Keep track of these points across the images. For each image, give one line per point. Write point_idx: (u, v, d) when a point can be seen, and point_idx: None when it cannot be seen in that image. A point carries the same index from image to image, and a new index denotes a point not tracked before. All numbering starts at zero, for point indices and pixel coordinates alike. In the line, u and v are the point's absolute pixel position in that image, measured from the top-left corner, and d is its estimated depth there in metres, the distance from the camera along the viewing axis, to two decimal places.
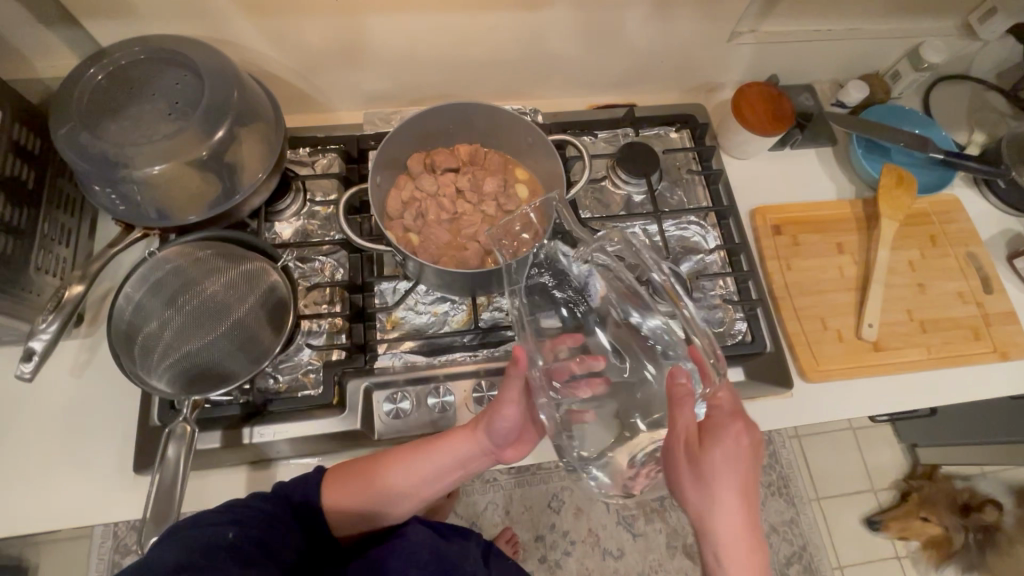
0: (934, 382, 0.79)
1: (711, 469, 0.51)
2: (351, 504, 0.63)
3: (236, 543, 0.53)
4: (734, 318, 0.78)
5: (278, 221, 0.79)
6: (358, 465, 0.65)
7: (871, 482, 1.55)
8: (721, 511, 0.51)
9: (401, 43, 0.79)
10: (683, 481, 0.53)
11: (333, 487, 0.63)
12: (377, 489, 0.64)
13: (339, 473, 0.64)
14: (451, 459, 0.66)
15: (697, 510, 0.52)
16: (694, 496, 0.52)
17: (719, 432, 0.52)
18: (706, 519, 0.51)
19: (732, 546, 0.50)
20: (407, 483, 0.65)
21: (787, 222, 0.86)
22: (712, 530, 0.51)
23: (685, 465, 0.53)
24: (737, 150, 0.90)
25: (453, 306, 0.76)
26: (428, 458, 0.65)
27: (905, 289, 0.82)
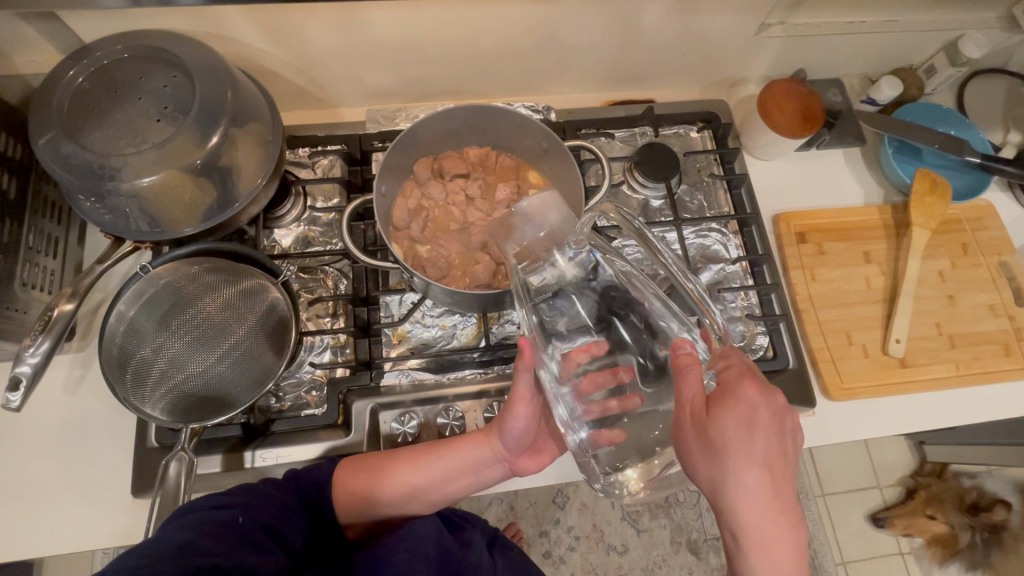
0: (961, 401, 0.76)
1: (721, 436, 0.43)
2: (358, 494, 0.61)
3: (245, 526, 0.50)
4: (757, 333, 0.75)
5: (277, 228, 0.75)
6: (370, 461, 0.63)
7: (877, 478, 1.54)
8: (738, 483, 0.42)
9: (406, 35, 0.73)
10: (692, 454, 0.45)
11: (343, 479, 0.61)
12: (386, 486, 0.61)
13: (349, 467, 0.62)
14: (463, 460, 0.64)
15: (711, 486, 0.44)
16: (706, 469, 0.44)
17: (728, 396, 0.44)
18: (722, 494, 0.43)
19: (756, 524, 0.41)
20: (416, 480, 0.62)
21: (812, 229, 0.82)
22: (730, 507, 0.42)
23: (692, 435, 0.45)
24: (760, 151, 0.85)
25: (462, 319, 0.73)
26: (439, 456, 0.63)
27: (934, 301, 0.79)
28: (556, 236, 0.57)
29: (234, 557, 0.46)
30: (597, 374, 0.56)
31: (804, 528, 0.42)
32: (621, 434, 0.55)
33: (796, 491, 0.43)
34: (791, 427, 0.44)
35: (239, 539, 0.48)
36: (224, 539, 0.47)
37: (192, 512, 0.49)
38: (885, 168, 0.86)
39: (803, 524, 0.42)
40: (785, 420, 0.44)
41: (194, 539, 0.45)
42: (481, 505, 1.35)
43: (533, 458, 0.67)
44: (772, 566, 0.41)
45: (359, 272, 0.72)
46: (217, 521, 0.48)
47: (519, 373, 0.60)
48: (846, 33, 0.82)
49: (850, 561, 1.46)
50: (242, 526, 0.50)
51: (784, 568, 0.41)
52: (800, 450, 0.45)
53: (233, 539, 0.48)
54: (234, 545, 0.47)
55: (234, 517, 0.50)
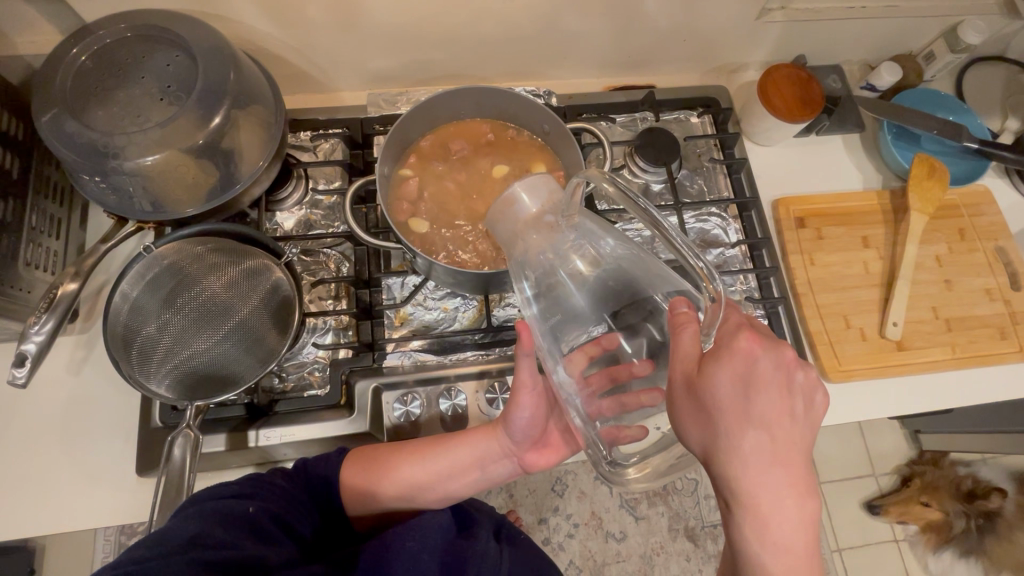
0: (956, 382, 0.77)
1: (713, 396, 0.43)
2: (365, 473, 0.62)
3: (255, 517, 0.50)
4: (756, 316, 0.76)
5: (279, 211, 0.75)
6: (375, 452, 0.64)
7: (873, 466, 1.56)
8: (732, 444, 0.43)
9: (409, 19, 0.73)
10: (685, 419, 0.46)
11: (349, 469, 0.62)
12: (392, 472, 0.62)
13: (356, 457, 0.63)
14: (481, 448, 0.66)
15: (703, 448, 0.45)
16: (699, 431, 0.45)
17: (721, 353, 0.44)
18: (715, 455, 0.44)
19: (751, 485, 0.42)
20: (418, 461, 0.63)
21: (811, 214, 0.82)
22: (724, 469, 0.43)
23: (685, 397, 0.45)
24: (760, 136, 0.85)
25: (463, 302, 0.74)
26: (445, 445, 0.64)
27: (931, 285, 0.79)
28: (550, 214, 0.52)
29: (245, 547, 0.46)
30: (610, 367, 0.52)
31: (804, 486, 0.42)
32: (639, 430, 0.52)
33: (798, 448, 0.43)
34: (797, 381, 0.43)
35: (249, 531, 0.49)
36: (235, 531, 0.47)
37: (202, 502, 0.49)
38: (883, 155, 0.86)
39: (806, 483, 0.42)
40: (791, 375, 0.43)
41: (206, 529, 0.45)
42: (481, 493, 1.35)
43: (543, 453, 0.69)
44: (767, 524, 0.42)
45: (361, 255, 0.73)
46: (225, 510, 0.49)
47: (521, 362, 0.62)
48: (846, 18, 0.83)
49: (846, 549, 1.48)
50: (253, 517, 0.50)
51: (779, 526, 0.41)
52: (810, 406, 0.44)
53: (244, 531, 0.48)
54: (244, 538, 0.47)
55: (245, 509, 0.50)
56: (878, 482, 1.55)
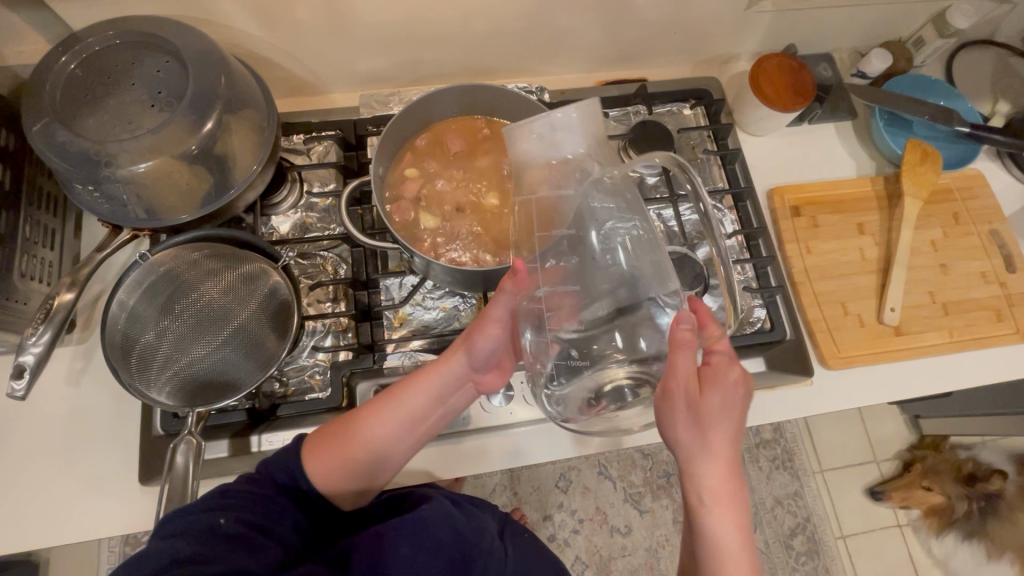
0: (953, 365, 0.77)
1: (709, 414, 0.44)
2: (330, 455, 0.57)
3: (230, 529, 0.47)
4: (753, 305, 0.76)
5: (274, 215, 0.75)
6: (335, 427, 0.59)
7: (873, 452, 1.57)
8: (715, 457, 0.44)
9: (399, 18, 0.73)
10: (676, 428, 0.46)
11: (313, 455, 0.56)
12: (357, 439, 0.58)
13: (317, 439, 0.58)
14: (437, 384, 0.62)
15: (687, 457, 0.45)
16: (688, 440, 0.45)
17: (720, 377, 0.45)
18: (698, 465, 0.45)
19: (725, 496, 0.44)
20: (384, 423, 0.59)
21: (806, 202, 0.82)
22: (703, 477, 0.44)
23: (680, 408, 0.45)
24: (753, 126, 0.85)
25: (462, 300, 0.74)
26: (404, 395, 0.61)
27: (927, 269, 0.80)
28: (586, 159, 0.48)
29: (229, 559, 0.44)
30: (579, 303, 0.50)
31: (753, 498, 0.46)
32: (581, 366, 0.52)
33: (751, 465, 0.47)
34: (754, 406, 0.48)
35: (230, 542, 0.46)
36: (213, 547, 0.45)
37: (174, 523, 0.46)
38: (875, 141, 0.87)
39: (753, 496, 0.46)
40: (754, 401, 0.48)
41: (187, 551, 0.43)
42: (486, 491, 1.35)
43: (497, 373, 0.66)
44: (733, 532, 0.44)
45: (358, 256, 0.72)
46: (196, 529, 0.46)
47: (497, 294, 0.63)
48: (835, 6, 0.83)
49: (849, 535, 1.50)
50: (227, 528, 0.47)
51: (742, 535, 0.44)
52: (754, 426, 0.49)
53: (225, 544, 0.46)
54: (225, 552, 0.45)
55: (217, 521, 0.47)
56: (879, 468, 1.56)
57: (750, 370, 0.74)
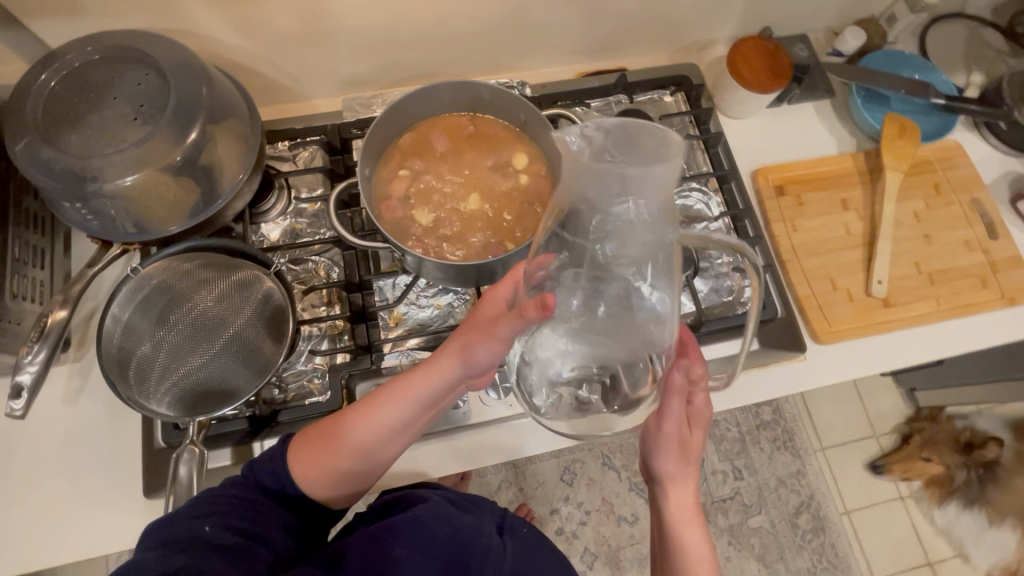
0: (942, 333, 0.79)
1: (692, 446, 0.56)
2: (318, 461, 0.56)
3: (219, 535, 0.48)
4: (743, 285, 0.77)
5: (264, 223, 0.75)
6: (322, 432, 0.57)
7: (872, 427, 1.59)
8: (690, 477, 0.57)
9: (378, 20, 0.74)
10: (667, 458, 0.55)
11: (300, 461, 0.56)
12: (344, 449, 0.56)
13: (305, 443, 0.57)
14: (427, 391, 0.59)
15: (671, 480, 0.56)
16: (675, 467, 0.56)
17: (699, 418, 0.56)
18: (678, 485, 0.56)
19: (692, 507, 0.57)
20: (371, 431, 0.57)
21: (789, 181, 0.83)
22: (681, 495, 0.56)
23: (672, 442, 0.55)
24: (734, 110, 0.86)
25: (456, 297, 0.74)
26: (393, 402, 0.58)
27: (912, 241, 0.81)
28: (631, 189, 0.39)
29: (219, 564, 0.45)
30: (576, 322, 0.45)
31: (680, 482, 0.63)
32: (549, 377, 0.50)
33: None
34: None
35: (218, 548, 0.47)
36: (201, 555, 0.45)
37: (160, 532, 0.47)
38: (855, 117, 0.88)
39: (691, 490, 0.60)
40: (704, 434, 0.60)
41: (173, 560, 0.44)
42: (491, 489, 1.36)
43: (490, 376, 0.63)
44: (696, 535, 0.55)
45: (350, 259, 0.73)
46: (179, 537, 0.46)
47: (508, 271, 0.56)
48: None
49: (853, 510, 1.52)
50: (215, 534, 0.48)
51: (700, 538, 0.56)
52: None
53: (213, 550, 0.46)
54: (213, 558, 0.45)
55: (200, 529, 0.48)
56: (879, 443, 1.58)
57: (744, 349, 0.76)
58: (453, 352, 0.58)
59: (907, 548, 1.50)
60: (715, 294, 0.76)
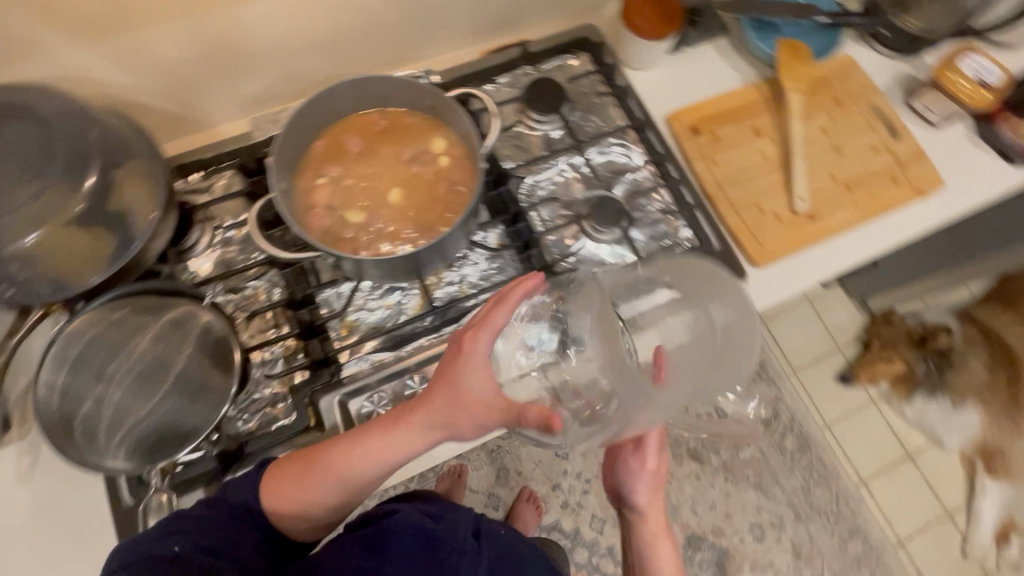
0: (867, 235, 0.83)
1: (655, 473, 0.74)
2: (289, 500, 0.57)
3: (183, 556, 0.50)
4: (678, 227, 0.80)
5: (192, 259, 0.73)
6: (298, 468, 0.58)
7: (834, 341, 1.68)
8: (658, 534, 0.74)
9: (265, 33, 0.72)
10: (636, 484, 0.74)
11: (274, 493, 0.57)
12: (319, 492, 0.58)
13: (281, 473, 0.58)
14: (406, 447, 0.58)
15: (642, 507, 0.74)
16: (642, 486, 0.74)
17: (661, 446, 0.75)
18: (645, 508, 0.74)
19: (654, 528, 0.75)
20: (346, 478, 0.58)
21: (703, 120, 0.86)
22: (646, 513, 0.75)
23: (637, 466, 0.74)
24: (639, 62, 0.88)
25: (404, 294, 0.74)
26: (373, 455, 0.58)
27: (824, 155, 0.85)
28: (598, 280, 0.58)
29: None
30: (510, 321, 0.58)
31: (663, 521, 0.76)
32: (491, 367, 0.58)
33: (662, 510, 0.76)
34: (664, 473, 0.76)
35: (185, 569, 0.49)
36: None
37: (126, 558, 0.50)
38: (752, 49, 0.91)
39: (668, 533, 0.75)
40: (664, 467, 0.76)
41: None
42: (491, 479, 1.37)
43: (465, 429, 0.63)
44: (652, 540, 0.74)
45: (289, 277, 0.72)
46: (148, 561, 0.49)
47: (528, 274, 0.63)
48: None
49: (833, 423, 1.62)
50: (181, 557, 0.50)
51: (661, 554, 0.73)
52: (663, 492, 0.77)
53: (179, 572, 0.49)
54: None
55: (171, 548, 0.50)
56: (843, 354, 1.68)
57: None
58: (438, 415, 0.58)
59: (885, 447, 1.61)
60: (652, 241, 0.79)
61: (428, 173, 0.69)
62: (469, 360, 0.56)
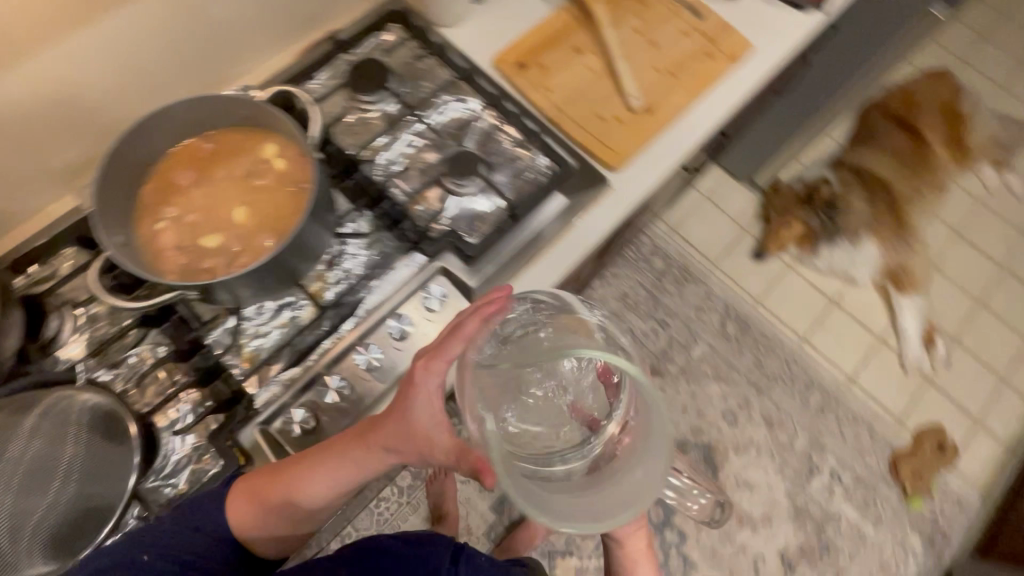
0: (704, 110, 0.89)
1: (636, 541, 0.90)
2: (247, 511, 0.63)
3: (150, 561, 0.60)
4: (534, 156, 0.81)
5: (59, 348, 0.69)
6: (257, 482, 0.63)
7: (740, 225, 1.84)
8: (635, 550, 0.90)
9: (51, 99, 0.69)
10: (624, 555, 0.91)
11: (234, 505, 0.63)
12: (273, 505, 0.63)
13: (241, 487, 0.63)
14: (356, 470, 0.62)
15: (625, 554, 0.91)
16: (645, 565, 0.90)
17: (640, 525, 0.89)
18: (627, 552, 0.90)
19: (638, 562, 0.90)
20: (296, 494, 0.63)
21: (526, 54, 0.89)
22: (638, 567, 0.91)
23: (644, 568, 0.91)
24: (448, 19, 0.89)
25: (294, 307, 0.73)
26: (325, 476, 0.62)
27: (644, 52, 0.91)
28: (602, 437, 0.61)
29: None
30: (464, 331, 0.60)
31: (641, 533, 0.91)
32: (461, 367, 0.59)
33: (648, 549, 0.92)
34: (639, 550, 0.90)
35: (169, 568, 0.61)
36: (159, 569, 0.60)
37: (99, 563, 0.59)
38: None
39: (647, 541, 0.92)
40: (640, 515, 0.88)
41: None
42: None
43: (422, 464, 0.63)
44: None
45: (171, 330, 0.70)
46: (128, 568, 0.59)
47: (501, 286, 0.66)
48: None
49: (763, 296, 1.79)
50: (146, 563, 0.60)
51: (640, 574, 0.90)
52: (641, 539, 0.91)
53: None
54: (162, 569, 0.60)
55: (139, 558, 0.59)
56: (751, 233, 1.83)
57: (556, 208, 0.80)
58: (386, 441, 0.60)
59: (810, 300, 1.78)
60: (515, 178, 0.80)
61: (266, 181, 0.68)
62: (417, 391, 0.59)
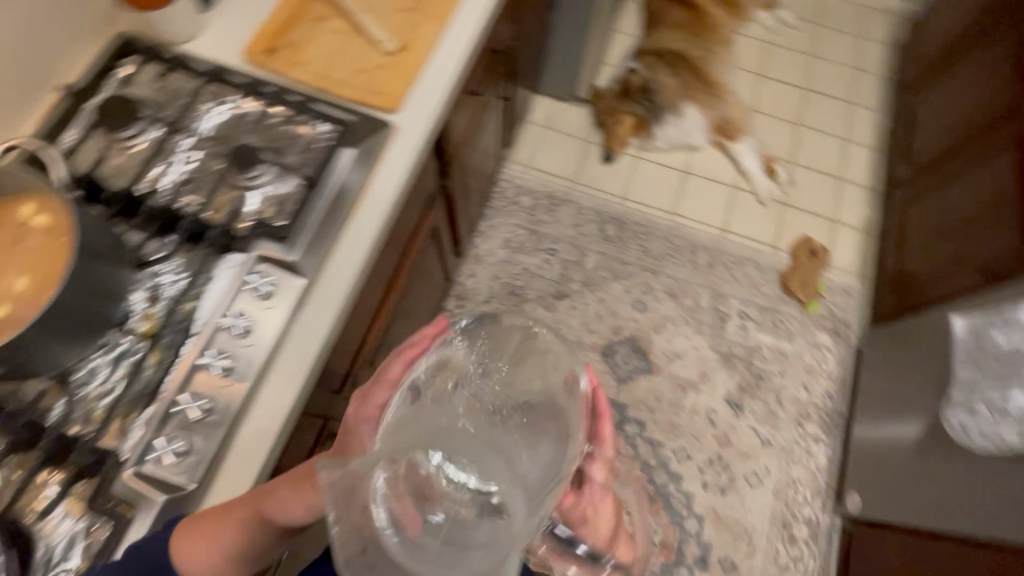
0: (457, 30, 0.95)
1: None
2: (200, 549, 0.62)
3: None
4: (312, 124, 0.83)
5: None
6: (208, 517, 0.63)
7: (581, 137, 1.99)
8: None
9: None
10: None
11: (182, 542, 0.62)
12: (228, 537, 0.62)
13: (191, 524, 0.63)
14: (303, 501, 0.63)
15: None
16: None
17: None
18: None
19: None
20: (250, 526, 0.63)
21: (271, 37, 0.90)
22: None
23: None
24: (180, 34, 0.89)
25: (131, 352, 0.71)
26: (276, 505, 0.63)
27: (383, 2, 0.97)
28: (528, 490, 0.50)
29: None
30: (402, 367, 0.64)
31: None
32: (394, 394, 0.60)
33: None
34: None
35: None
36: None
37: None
38: None
39: None
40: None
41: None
42: None
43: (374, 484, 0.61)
44: None
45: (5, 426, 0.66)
46: None
47: (438, 319, 0.70)
48: None
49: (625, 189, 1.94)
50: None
51: None
52: None
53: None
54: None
55: None
56: (593, 141, 1.99)
57: (346, 161, 0.82)
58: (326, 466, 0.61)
59: (664, 178, 1.95)
60: (301, 149, 0.82)
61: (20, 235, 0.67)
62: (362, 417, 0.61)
